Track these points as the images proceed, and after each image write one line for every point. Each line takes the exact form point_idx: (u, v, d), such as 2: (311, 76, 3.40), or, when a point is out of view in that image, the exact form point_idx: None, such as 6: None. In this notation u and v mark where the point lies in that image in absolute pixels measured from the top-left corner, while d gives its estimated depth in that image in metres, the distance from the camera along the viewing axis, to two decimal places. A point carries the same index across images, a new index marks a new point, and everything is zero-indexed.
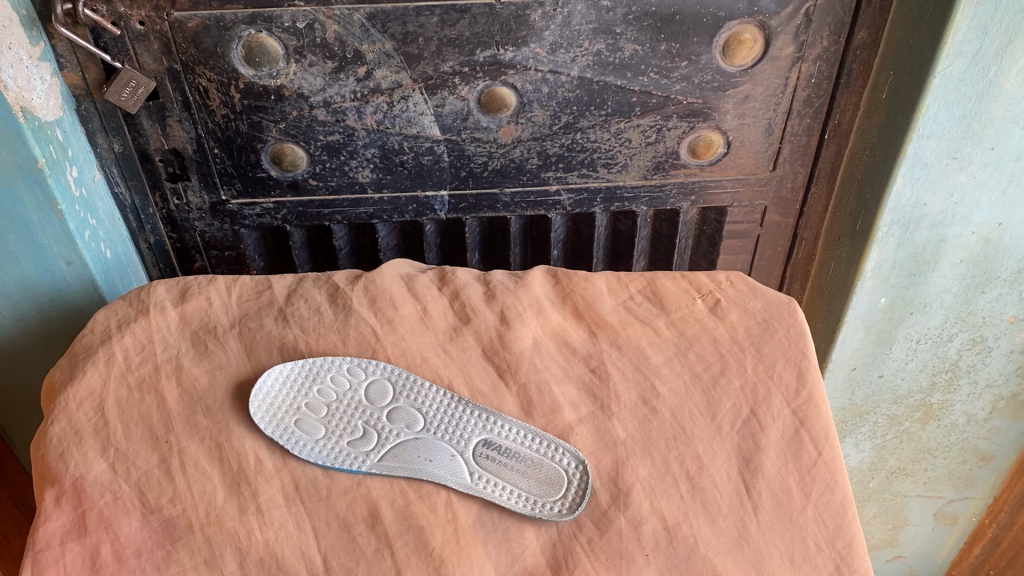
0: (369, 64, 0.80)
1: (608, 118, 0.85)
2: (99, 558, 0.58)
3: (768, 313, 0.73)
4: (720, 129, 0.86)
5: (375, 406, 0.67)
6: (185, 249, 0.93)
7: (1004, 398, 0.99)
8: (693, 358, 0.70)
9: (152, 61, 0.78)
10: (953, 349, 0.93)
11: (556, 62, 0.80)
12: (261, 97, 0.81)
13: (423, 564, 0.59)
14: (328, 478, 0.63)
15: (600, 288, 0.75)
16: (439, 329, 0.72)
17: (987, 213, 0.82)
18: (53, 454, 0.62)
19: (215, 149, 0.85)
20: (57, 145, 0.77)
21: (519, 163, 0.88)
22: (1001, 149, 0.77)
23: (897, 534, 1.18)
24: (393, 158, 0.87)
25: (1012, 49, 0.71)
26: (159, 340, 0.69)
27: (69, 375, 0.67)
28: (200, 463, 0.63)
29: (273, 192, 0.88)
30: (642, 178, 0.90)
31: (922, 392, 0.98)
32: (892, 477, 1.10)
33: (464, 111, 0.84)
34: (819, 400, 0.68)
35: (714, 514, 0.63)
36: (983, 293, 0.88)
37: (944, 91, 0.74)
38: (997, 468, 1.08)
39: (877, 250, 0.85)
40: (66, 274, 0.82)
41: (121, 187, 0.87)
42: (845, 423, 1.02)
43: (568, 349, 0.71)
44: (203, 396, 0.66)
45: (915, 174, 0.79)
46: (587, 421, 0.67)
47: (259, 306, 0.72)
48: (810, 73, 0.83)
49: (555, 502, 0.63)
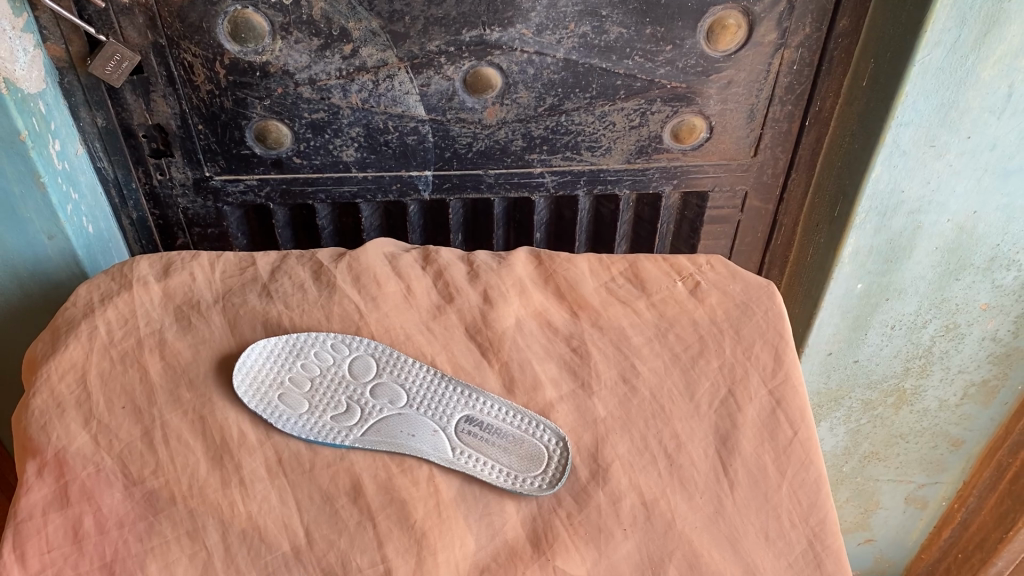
0: (355, 42, 0.80)
1: (592, 101, 0.85)
2: (81, 529, 0.59)
3: (747, 295, 0.73)
4: (703, 114, 0.87)
5: (359, 382, 0.67)
6: (167, 225, 0.93)
7: (975, 383, 1.01)
8: (673, 340, 0.71)
9: (136, 35, 0.78)
10: (927, 335, 0.95)
11: (542, 43, 0.81)
12: (246, 73, 0.81)
13: (405, 537, 0.60)
14: (311, 452, 0.64)
15: (583, 270, 0.76)
16: (423, 307, 0.72)
17: (963, 202, 0.83)
18: (35, 425, 0.62)
19: (199, 125, 0.85)
20: (40, 117, 0.77)
21: (503, 145, 0.88)
22: (978, 138, 0.79)
23: (868, 518, 1.20)
24: (378, 137, 0.87)
25: (990, 38, 0.73)
26: (141, 314, 0.69)
27: (51, 347, 0.67)
28: (183, 436, 0.63)
29: (257, 170, 0.88)
30: (625, 162, 0.91)
31: (896, 377, 1.00)
32: (865, 461, 1.12)
33: (449, 91, 0.84)
34: (795, 381, 0.69)
35: (691, 490, 0.64)
36: (958, 281, 0.90)
37: (923, 80, 0.75)
38: (967, 453, 1.10)
39: (854, 236, 0.86)
40: (47, 248, 0.81)
41: (103, 161, 0.86)
42: (820, 407, 1.04)
43: (550, 329, 0.72)
44: (186, 369, 0.67)
45: (893, 161, 0.81)
46: (567, 399, 0.68)
47: (243, 282, 0.72)
48: (792, 60, 0.84)
49: (535, 477, 0.64)
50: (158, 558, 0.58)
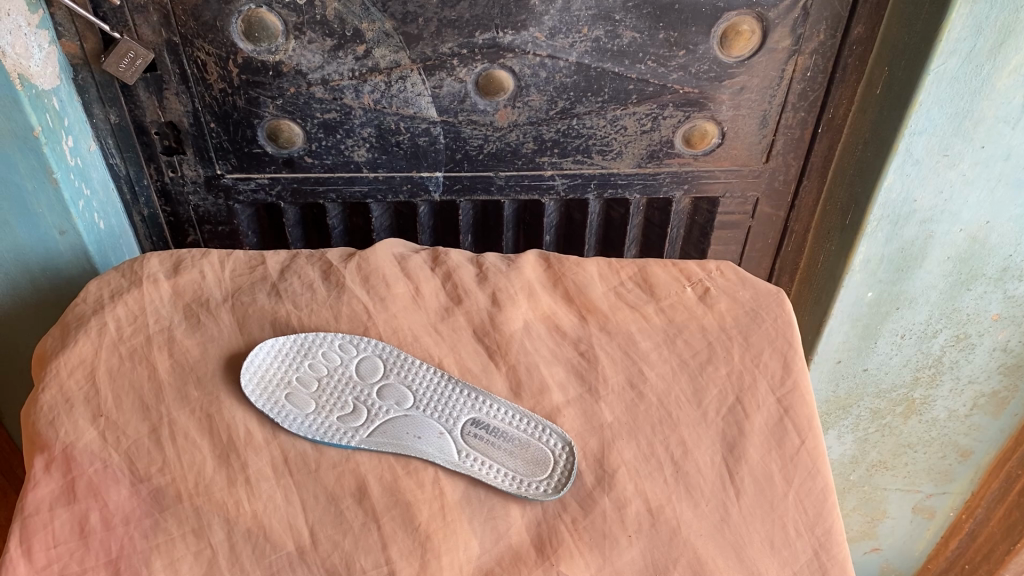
0: (368, 43, 0.80)
1: (604, 105, 0.85)
2: (87, 526, 0.59)
3: (757, 302, 0.73)
4: (715, 120, 0.87)
5: (366, 382, 0.67)
6: (178, 222, 0.93)
7: (985, 394, 1.00)
8: (681, 345, 0.71)
9: (151, 33, 0.78)
10: (937, 345, 0.95)
11: (554, 47, 0.81)
12: (259, 72, 0.81)
13: (409, 539, 0.60)
14: (317, 452, 0.64)
15: (592, 274, 0.76)
16: (431, 309, 0.72)
17: (976, 212, 0.83)
18: (43, 420, 0.63)
19: (211, 123, 0.85)
20: (53, 113, 0.77)
21: (515, 147, 0.88)
22: (991, 148, 0.78)
23: (875, 527, 1.20)
24: (390, 138, 0.87)
25: (1006, 48, 0.72)
26: (150, 311, 0.69)
27: (60, 343, 0.67)
28: (190, 434, 0.63)
29: (268, 168, 0.89)
30: (636, 166, 0.91)
31: (905, 387, 1.00)
32: (873, 470, 1.11)
33: (461, 93, 0.84)
34: (804, 389, 0.69)
35: (697, 498, 0.64)
36: (969, 291, 0.89)
37: (937, 88, 0.75)
38: (977, 464, 1.10)
39: (866, 244, 0.86)
40: (59, 243, 0.82)
41: (116, 158, 0.87)
42: (828, 415, 1.03)
43: (558, 333, 0.72)
44: (194, 367, 0.67)
45: (906, 170, 0.80)
46: (574, 404, 0.68)
47: (252, 281, 0.73)
48: (806, 67, 0.83)
49: (540, 481, 0.64)
50: (163, 555, 0.58)
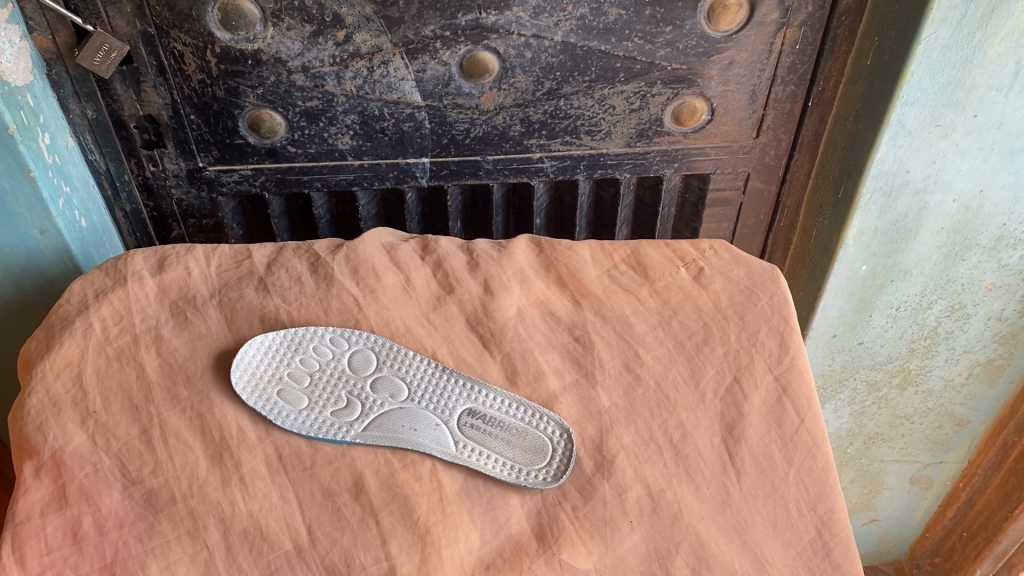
0: (348, 28, 0.78)
1: (591, 84, 0.84)
2: (79, 531, 0.58)
3: (752, 280, 0.72)
4: (704, 95, 0.85)
5: (359, 376, 0.66)
6: (162, 217, 0.91)
7: (981, 363, 1.00)
8: (677, 327, 0.70)
9: (125, 24, 0.76)
10: (932, 316, 0.94)
11: (539, 26, 0.79)
12: (237, 61, 0.80)
13: (409, 533, 0.59)
14: (312, 448, 0.63)
15: (584, 257, 0.74)
16: (422, 298, 0.71)
17: (970, 180, 0.82)
18: (31, 426, 0.61)
19: (191, 115, 0.83)
20: (28, 110, 0.75)
21: (502, 130, 0.87)
22: (984, 116, 0.77)
23: (873, 498, 1.20)
24: (374, 125, 0.85)
25: (997, 15, 0.71)
26: (137, 310, 0.68)
27: (45, 345, 0.65)
28: (182, 434, 0.62)
29: (251, 159, 0.87)
30: (625, 145, 0.89)
31: (901, 358, 0.99)
32: (869, 443, 1.11)
33: (445, 77, 0.82)
34: (801, 366, 0.68)
35: (697, 480, 0.63)
36: (963, 261, 0.89)
37: (929, 58, 0.74)
38: (973, 433, 1.10)
39: (859, 218, 0.85)
40: (40, 243, 0.80)
41: (95, 154, 0.85)
42: (825, 389, 1.03)
43: (552, 319, 0.71)
44: (183, 365, 0.65)
45: (899, 141, 0.79)
46: (570, 390, 0.67)
47: (239, 276, 0.71)
48: (795, 39, 0.82)
49: (539, 470, 0.63)
50: (159, 558, 0.57)
